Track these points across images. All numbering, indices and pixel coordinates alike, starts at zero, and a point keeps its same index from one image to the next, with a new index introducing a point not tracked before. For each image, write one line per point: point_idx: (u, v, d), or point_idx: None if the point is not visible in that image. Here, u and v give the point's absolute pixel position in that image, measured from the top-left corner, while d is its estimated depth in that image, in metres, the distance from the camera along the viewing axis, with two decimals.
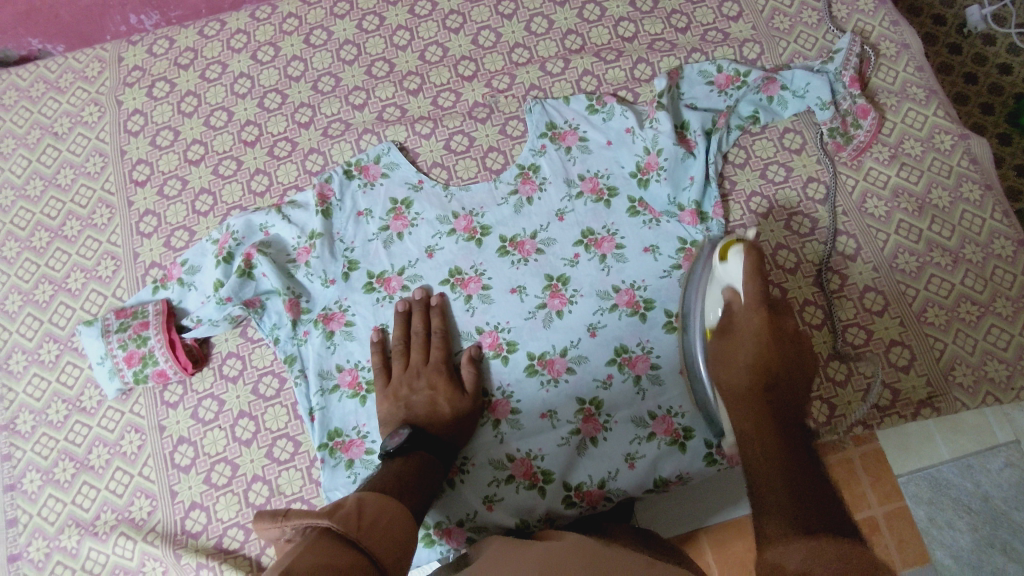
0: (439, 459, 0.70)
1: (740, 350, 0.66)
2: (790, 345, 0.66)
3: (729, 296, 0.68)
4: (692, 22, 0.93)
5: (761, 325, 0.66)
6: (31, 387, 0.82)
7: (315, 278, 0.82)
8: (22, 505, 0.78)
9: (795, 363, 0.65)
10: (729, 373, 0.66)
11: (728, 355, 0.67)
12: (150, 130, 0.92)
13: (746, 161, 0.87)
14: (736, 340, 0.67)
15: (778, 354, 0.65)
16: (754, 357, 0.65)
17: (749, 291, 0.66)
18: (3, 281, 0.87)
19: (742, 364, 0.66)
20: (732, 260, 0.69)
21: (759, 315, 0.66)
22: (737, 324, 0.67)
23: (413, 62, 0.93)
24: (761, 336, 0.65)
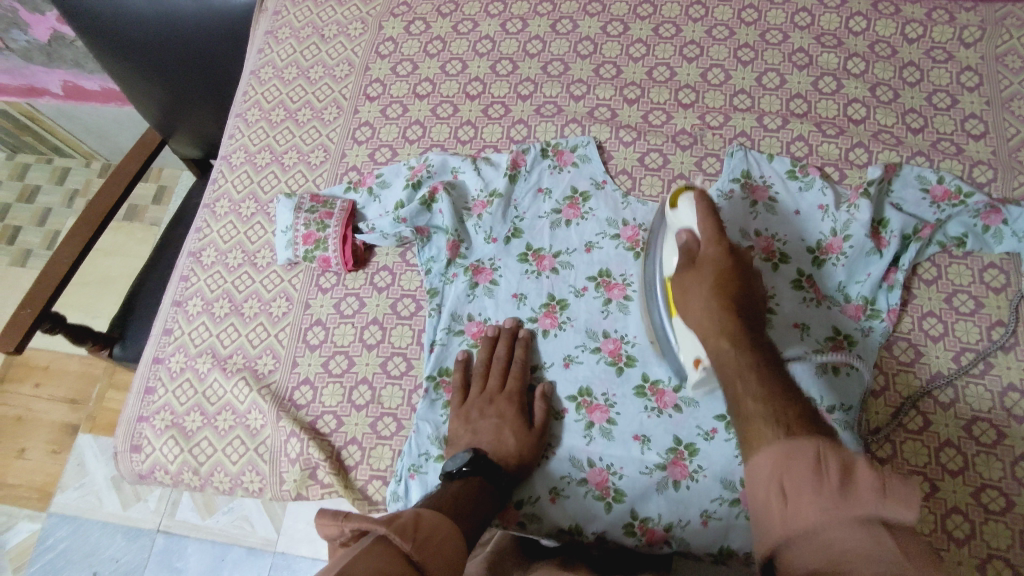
0: (499, 490, 0.70)
1: (703, 281, 0.69)
2: (748, 283, 0.69)
3: (687, 239, 0.73)
4: (928, 126, 0.90)
5: (723, 251, 0.69)
6: (223, 231, 0.94)
7: (480, 231, 0.89)
8: (179, 321, 0.89)
9: (750, 285, 0.69)
10: (698, 305, 0.68)
11: (695, 286, 0.69)
12: (396, 58, 1.02)
13: (935, 278, 0.83)
14: (695, 276, 0.70)
15: (738, 276, 0.68)
16: (714, 285, 0.68)
17: (706, 227, 0.71)
18: (237, 138, 1.00)
19: (706, 292, 0.68)
20: (682, 206, 0.75)
21: (719, 245, 0.70)
22: (700, 254, 0.71)
23: (640, 75, 0.97)
24: (722, 264, 0.69)
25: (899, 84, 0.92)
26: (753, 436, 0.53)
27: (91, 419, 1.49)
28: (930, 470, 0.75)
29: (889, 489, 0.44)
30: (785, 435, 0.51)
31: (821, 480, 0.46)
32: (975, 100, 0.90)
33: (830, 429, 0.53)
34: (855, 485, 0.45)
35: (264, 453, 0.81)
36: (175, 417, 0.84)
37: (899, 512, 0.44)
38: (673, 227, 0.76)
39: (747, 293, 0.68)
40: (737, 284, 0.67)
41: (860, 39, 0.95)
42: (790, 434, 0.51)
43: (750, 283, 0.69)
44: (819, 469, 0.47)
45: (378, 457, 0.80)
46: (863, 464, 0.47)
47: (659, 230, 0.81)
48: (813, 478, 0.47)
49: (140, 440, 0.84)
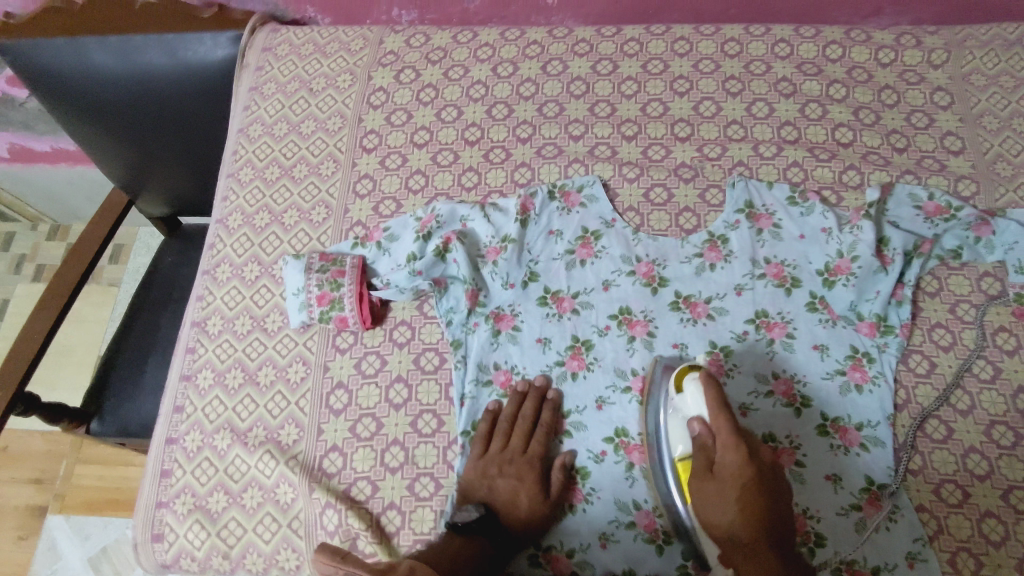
0: (501, 549, 0.74)
1: (725, 496, 0.68)
2: (770, 476, 0.69)
3: (700, 430, 0.72)
4: (911, 145, 0.94)
5: (740, 457, 0.68)
6: (227, 297, 0.90)
7: (497, 278, 0.88)
8: (191, 396, 0.85)
9: (773, 477, 0.69)
10: (721, 522, 0.68)
11: (716, 506, 0.69)
12: (388, 107, 1.01)
13: (938, 290, 0.86)
14: (711, 496, 0.70)
15: (760, 482, 0.68)
16: (736, 505, 0.67)
17: (720, 423, 0.70)
18: (231, 200, 0.97)
19: (728, 510, 0.68)
20: (689, 394, 0.74)
21: (736, 449, 0.68)
22: (716, 460, 0.70)
23: (635, 111, 0.99)
24: (741, 477, 0.68)
25: (879, 106, 0.97)
26: None
27: (61, 498, 1.39)
28: (959, 476, 0.78)
29: None
30: None
31: None
32: (949, 117, 0.96)
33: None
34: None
35: (299, 528, 0.78)
36: (198, 499, 0.80)
37: None
38: (685, 411, 0.75)
39: (772, 492, 0.68)
40: (760, 493, 0.67)
41: (838, 66, 1.00)
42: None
43: (773, 476, 0.69)
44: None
45: (419, 520, 0.77)
46: None
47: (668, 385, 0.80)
48: None
49: (162, 527, 0.79)
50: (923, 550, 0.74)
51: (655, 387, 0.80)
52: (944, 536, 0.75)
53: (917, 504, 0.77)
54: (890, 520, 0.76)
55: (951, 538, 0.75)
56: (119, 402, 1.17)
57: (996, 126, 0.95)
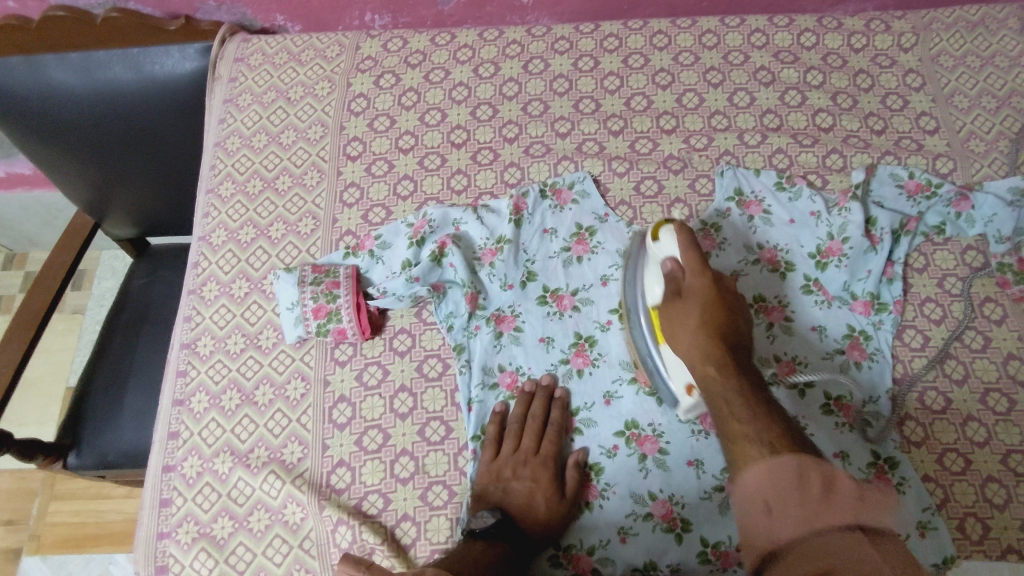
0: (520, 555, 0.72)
1: (690, 313, 0.72)
2: (729, 298, 0.73)
3: (670, 267, 0.75)
4: (888, 127, 0.97)
5: (708, 282, 0.73)
6: (217, 316, 0.87)
7: (495, 280, 0.87)
8: (185, 421, 0.82)
9: (735, 306, 0.73)
10: (686, 338, 0.71)
11: (682, 322, 0.72)
12: (370, 113, 1.00)
13: (925, 266, 0.89)
14: (680, 313, 0.73)
15: (722, 303, 0.72)
16: (701, 319, 0.71)
17: (689, 255, 0.74)
18: (213, 216, 0.94)
19: (693, 327, 0.71)
20: (664, 239, 0.76)
21: (705, 275, 0.73)
22: (685, 286, 0.74)
23: (619, 106, 0.99)
24: (708, 296, 0.72)
25: (855, 90, 0.99)
26: (742, 458, 0.61)
27: (37, 537, 1.32)
28: (960, 444, 0.79)
29: (864, 499, 0.55)
30: (769, 454, 0.60)
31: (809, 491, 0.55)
32: (922, 98, 0.99)
33: (808, 444, 0.62)
34: (832, 499, 0.55)
35: (311, 549, 0.75)
36: (202, 527, 0.76)
37: (871, 517, 0.53)
38: (655, 257, 0.77)
39: (732, 314, 0.72)
40: (722, 312, 0.72)
41: (813, 53, 1.02)
42: (775, 452, 0.60)
43: (734, 304, 0.74)
44: (804, 482, 0.56)
45: (435, 530, 0.75)
46: (845, 479, 0.57)
47: (639, 258, 0.82)
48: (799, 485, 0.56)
49: (165, 559, 0.76)
50: (933, 519, 0.75)
51: (632, 254, 0.83)
52: (952, 503, 0.77)
53: (922, 474, 0.78)
54: (899, 492, 0.77)
55: (958, 505, 0.77)
56: (96, 432, 1.11)
57: (967, 105, 0.98)
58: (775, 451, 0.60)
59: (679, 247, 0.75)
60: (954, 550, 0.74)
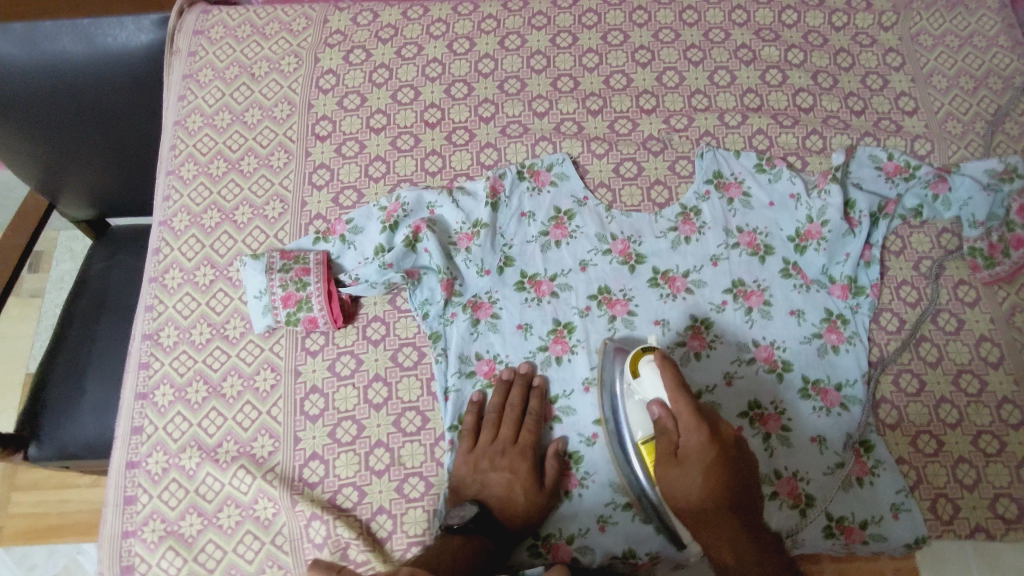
0: (501, 548, 0.70)
1: (692, 480, 0.66)
2: (733, 444, 0.67)
3: (659, 413, 0.69)
4: (868, 108, 0.96)
5: (707, 442, 0.65)
6: (180, 305, 0.84)
7: (471, 265, 0.85)
8: (149, 415, 0.79)
9: (736, 450, 0.67)
10: (691, 507, 0.66)
11: (686, 488, 0.66)
12: (340, 90, 0.95)
13: (902, 249, 0.89)
14: (678, 479, 0.67)
15: (727, 461, 0.66)
16: (706, 486, 0.65)
17: (683, 413, 0.66)
18: (174, 199, 0.90)
19: (698, 492, 0.66)
20: (647, 377, 0.70)
21: (699, 431, 0.65)
22: (680, 445, 0.67)
23: (598, 84, 0.97)
24: (710, 458, 0.65)
25: (835, 70, 0.98)
26: None
27: (1, 529, 1.28)
28: (933, 426, 0.80)
29: None
30: None
31: None
32: (902, 78, 0.98)
33: None
34: None
35: (283, 544, 0.73)
36: (168, 525, 0.74)
37: None
38: (642, 398, 0.72)
39: (737, 463, 0.67)
40: (728, 471, 0.65)
41: (794, 31, 1.00)
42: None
43: (737, 449, 0.67)
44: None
45: (412, 522, 0.74)
46: None
47: (617, 371, 0.77)
48: None
49: (130, 559, 0.73)
50: (905, 501, 0.77)
51: (608, 366, 0.78)
52: (924, 485, 0.78)
53: (896, 456, 0.79)
54: (874, 474, 0.78)
55: (930, 486, 0.78)
56: (55, 424, 1.07)
57: (945, 85, 0.97)
58: None
59: (665, 389, 0.68)
60: (925, 531, 0.76)
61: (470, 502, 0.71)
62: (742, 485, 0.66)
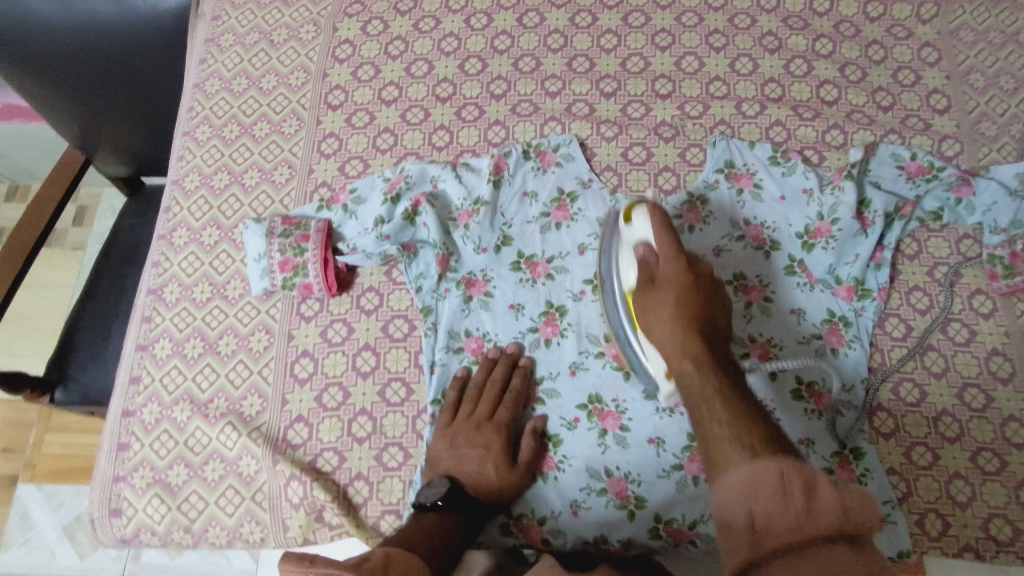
0: (473, 526, 0.70)
1: (665, 302, 0.65)
2: (710, 290, 0.66)
3: (643, 253, 0.69)
4: (896, 104, 0.91)
5: (683, 268, 0.65)
6: (185, 263, 0.86)
7: (468, 242, 0.85)
8: (148, 367, 0.82)
9: (713, 298, 0.66)
10: (661, 326, 0.64)
11: (657, 315, 0.65)
12: (355, 61, 0.96)
13: (917, 253, 0.85)
14: (653, 303, 0.66)
15: (700, 296, 0.65)
16: (676, 308, 0.64)
17: (663, 242, 0.67)
18: (187, 159, 0.92)
19: (668, 317, 0.64)
20: (636, 220, 0.70)
21: (677, 259, 0.66)
22: (659, 275, 0.67)
23: (614, 66, 0.95)
24: (684, 284, 0.65)
25: (865, 62, 0.94)
26: (720, 459, 0.51)
27: (32, 467, 1.33)
28: (930, 439, 0.77)
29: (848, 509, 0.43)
30: (750, 456, 0.49)
31: (787, 491, 0.45)
32: (936, 75, 0.93)
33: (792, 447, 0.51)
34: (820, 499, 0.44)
35: (263, 501, 0.76)
36: (157, 473, 0.77)
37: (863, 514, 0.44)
38: (631, 242, 0.71)
39: (711, 306, 0.65)
40: (699, 304, 0.64)
41: (825, 20, 0.96)
42: (756, 456, 0.49)
43: (714, 298, 0.66)
44: (785, 488, 0.45)
45: (388, 491, 0.75)
46: (825, 482, 0.45)
47: (613, 243, 0.77)
48: (776, 494, 0.45)
49: (119, 502, 0.77)
50: (892, 513, 0.74)
51: (605, 236, 0.79)
52: (913, 498, 0.75)
53: (887, 467, 0.77)
54: (861, 483, 0.75)
55: (919, 500, 0.75)
56: (76, 370, 1.12)
57: (982, 84, 0.92)
58: (756, 453, 0.49)
59: (652, 228, 0.68)
60: (910, 546, 0.73)
61: (443, 478, 0.71)
62: (716, 330, 0.64)
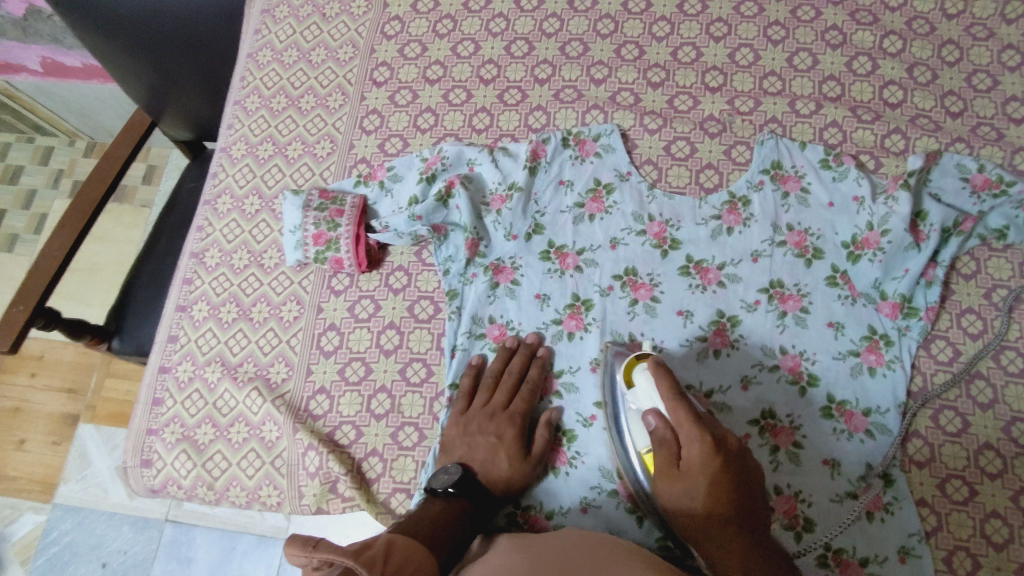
0: (482, 515, 0.70)
1: (693, 498, 0.60)
2: (738, 459, 0.62)
3: (658, 427, 0.64)
4: (967, 110, 0.85)
5: (706, 448, 0.60)
6: (227, 230, 0.89)
7: (500, 228, 0.85)
8: (185, 327, 0.85)
9: (742, 466, 0.62)
10: (693, 516, 0.60)
11: (686, 503, 0.60)
12: (403, 38, 0.96)
13: (974, 273, 0.80)
14: (676, 499, 0.61)
15: (730, 475, 0.60)
16: (707, 499, 0.59)
17: (682, 419, 0.62)
18: (236, 128, 0.95)
19: (700, 507, 0.59)
20: (639, 383, 0.67)
21: (702, 440, 0.60)
22: (680, 455, 0.62)
23: (664, 55, 0.92)
24: (711, 467, 0.60)
25: (937, 63, 0.87)
26: None
27: (91, 409, 1.41)
28: (968, 472, 0.73)
29: None
30: None
31: None
32: (1016, 80, 0.86)
33: None
34: None
35: (282, 466, 0.78)
36: (186, 430, 0.81)
37: None
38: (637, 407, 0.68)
39: (742, 481, 0.61)
40: (731, 488, 0.60)
41: (896, 16, 0.90)
42: None
43: (741, 466, 0.62)
44: None
45: (400, 469, 0.77)
46: None
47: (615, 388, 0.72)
48: None
49: (150, 454, 0.81)
50: (917, 546, 0.70)
51: (608, 365, 0.75)
52: (943, 533, 0.71)
53: (918, 497, 0.72)
54: (887, 511, 0.71)
55: (950, 535, 0.71)
56: (130, 322, 1.18)
57: None
58: None
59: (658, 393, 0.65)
60: None
61: (454, 466, 0.71)
62: (749, 503, 0.60)
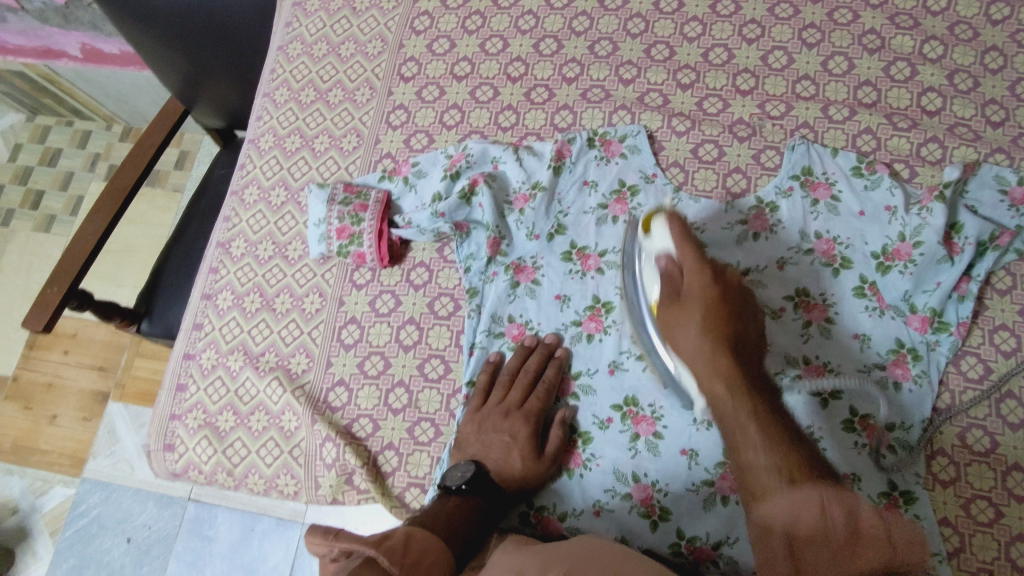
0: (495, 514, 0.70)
1: (692, 318, 0.66)
2: (738, 297, 0.67)
3: (667, 267, 0.69)
4: (1009, 119, 0.82)
5: (707, 281, 0.66)
6: (254, 220, 0.91)
7: (522, 227, 0.84)
8: (210, 315, 0.87)
9: (741, 312, 0.66)
10: (689, 343, 0.65)
11: (685, 332, 0.66)
12: (432, 34, 0.96)
13: (1010, 289, 0.77)
14: (682, 309, 0.67)
15: (728, 303, 0.66)
16: (705, 320, 0.65)
17: (686, 254, 0.68)
18: (265, 120, 0.96)
19: (695, 332, 0.65)
20: (656, 230, 0.71)
21: (702, 273, 0.66)
22: (684, 288, 0.68)
23: (695, 56, 0.90)
24: (710, 296, 0.65)
25: (979, 70, 0.85)
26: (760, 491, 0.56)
27: (120, 387, 1.45)
28: (996, 494, 0.71)
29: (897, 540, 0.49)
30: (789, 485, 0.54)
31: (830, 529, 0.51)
32: None
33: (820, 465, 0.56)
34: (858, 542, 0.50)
35: (299, 456, 0.79)
36: (208, 416, 0.82)
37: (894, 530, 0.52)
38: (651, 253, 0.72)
39: (740, 323, 0.65)
40: (727, 317, 0.65)
41: (938, 20, 0.88)
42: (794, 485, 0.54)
43: (741, 303, 0.67)
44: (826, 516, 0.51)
45: (415, 464, 0.77)
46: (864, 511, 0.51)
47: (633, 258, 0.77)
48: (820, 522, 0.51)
49: (173, 438, 0.82)
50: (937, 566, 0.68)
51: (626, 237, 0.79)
52: (965, 554, 0.69)
53: (941, 517, 0.71)
54: None
55: (973, 558, 0.69)
56: (159, 306, 1.20)
57: None
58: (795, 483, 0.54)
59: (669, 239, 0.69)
60: None
61: (468, 463, 0.71)
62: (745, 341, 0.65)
